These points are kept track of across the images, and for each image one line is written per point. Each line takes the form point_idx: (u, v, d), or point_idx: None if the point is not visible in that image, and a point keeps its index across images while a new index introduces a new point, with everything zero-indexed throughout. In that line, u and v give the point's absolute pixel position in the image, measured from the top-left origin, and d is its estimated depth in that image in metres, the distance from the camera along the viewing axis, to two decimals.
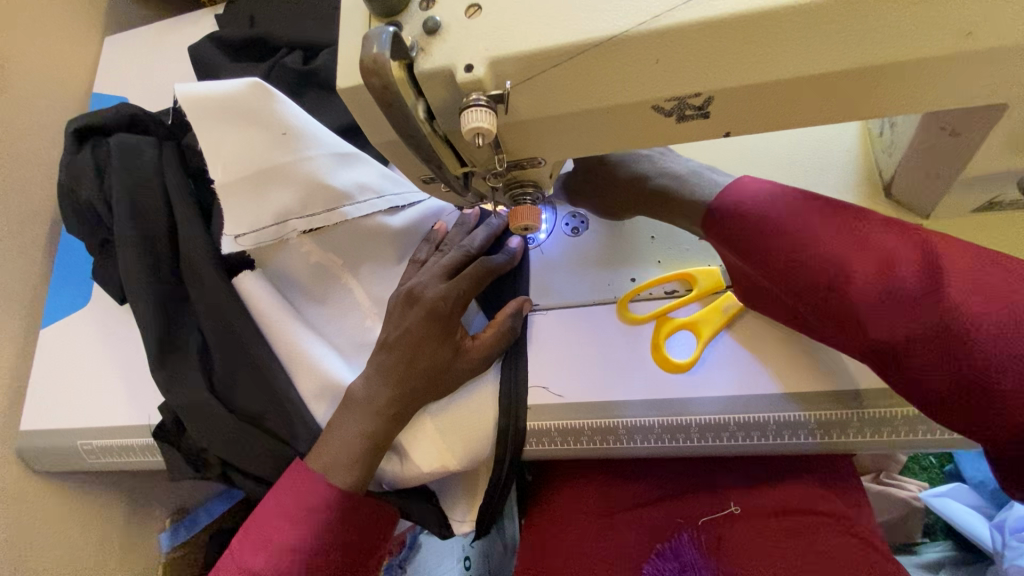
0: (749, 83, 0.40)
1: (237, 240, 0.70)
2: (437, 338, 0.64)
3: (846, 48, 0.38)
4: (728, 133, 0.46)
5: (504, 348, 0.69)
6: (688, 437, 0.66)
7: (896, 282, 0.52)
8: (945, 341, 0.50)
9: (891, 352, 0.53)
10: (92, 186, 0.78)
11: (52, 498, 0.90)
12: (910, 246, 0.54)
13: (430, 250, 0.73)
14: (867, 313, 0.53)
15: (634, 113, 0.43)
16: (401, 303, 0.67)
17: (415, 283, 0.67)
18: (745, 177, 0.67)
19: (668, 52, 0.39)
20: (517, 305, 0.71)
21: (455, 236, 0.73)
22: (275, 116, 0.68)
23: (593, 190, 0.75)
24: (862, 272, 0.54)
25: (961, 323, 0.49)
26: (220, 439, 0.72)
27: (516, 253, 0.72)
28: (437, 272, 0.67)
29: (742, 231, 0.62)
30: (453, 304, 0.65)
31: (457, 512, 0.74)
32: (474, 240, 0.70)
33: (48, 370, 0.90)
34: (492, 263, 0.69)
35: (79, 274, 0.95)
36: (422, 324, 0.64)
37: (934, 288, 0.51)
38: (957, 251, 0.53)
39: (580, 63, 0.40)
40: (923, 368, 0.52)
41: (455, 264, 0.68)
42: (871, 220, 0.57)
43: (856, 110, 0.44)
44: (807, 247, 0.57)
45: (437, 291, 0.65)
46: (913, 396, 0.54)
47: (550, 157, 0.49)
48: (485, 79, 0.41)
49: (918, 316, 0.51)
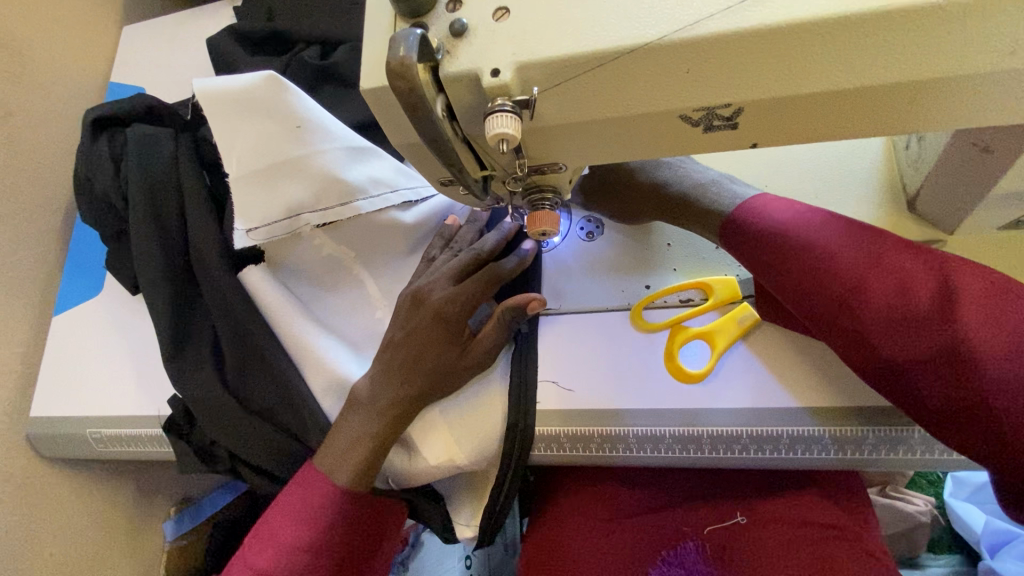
0: (782, 95, 0.39)
1: (249, 234, 0.68)
2: (442, 341, 0.65)
3: (884, 62, 0.37)
4: (755, 144, 0.46)
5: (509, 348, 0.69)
6: (699, 448, 0.65)
7: (911, 302, 0.51)
8: (960, 366, 0.49)
9: (896, 370, 0.52)
10: (107, 177, 0.78)
11: (60, 484, 0.90)
12: (926, 267, 0.53)
13: (442, 249, 0.73)
14: (880, 331, 0.52)
15: (662, 122, 0.43)
16: (408, 304, 0.67)
17: (423, 284, 0.67)
18: (768, 196, 0.66)
19: (701, 62, 0.38)
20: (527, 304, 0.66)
21: (469, 236, 0.73)
22: (290, 109, 0.68)
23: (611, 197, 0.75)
24: (877, 289, 0.53)
25: (971, 348, 0.48)
26: (228, 432, 0.72)
27: (528, 255, 0.69)
28: (445, 275, 0.67)
29: (755, 242, 0.62)
30: (459, 308, 0.65)
31: (462, 516, 0.74)
32: (484, 244, 0.68)
33: (60, 357, 0.90)
34: (502, 268, 0.68)
35: (92, 263, 0.95)
36: (426, 325, 0.65)
37: (950, 310, 0.50)
38: (975, 275, 0.52)
39: (610, 70, 0.39)
40: (936, 394, 0.50)
41: (464, 268, 0.67)
42: (886, 237, 0.56)
43: (889, 123, 0.43)
44: (821, 261, 0.56)
45: (444, 295, 0.65)
46: (916, 414, 0.53)
47: (571, 163, 0.49)
48: (511, 84, 0.40)
49: (926, 336, 0.50)
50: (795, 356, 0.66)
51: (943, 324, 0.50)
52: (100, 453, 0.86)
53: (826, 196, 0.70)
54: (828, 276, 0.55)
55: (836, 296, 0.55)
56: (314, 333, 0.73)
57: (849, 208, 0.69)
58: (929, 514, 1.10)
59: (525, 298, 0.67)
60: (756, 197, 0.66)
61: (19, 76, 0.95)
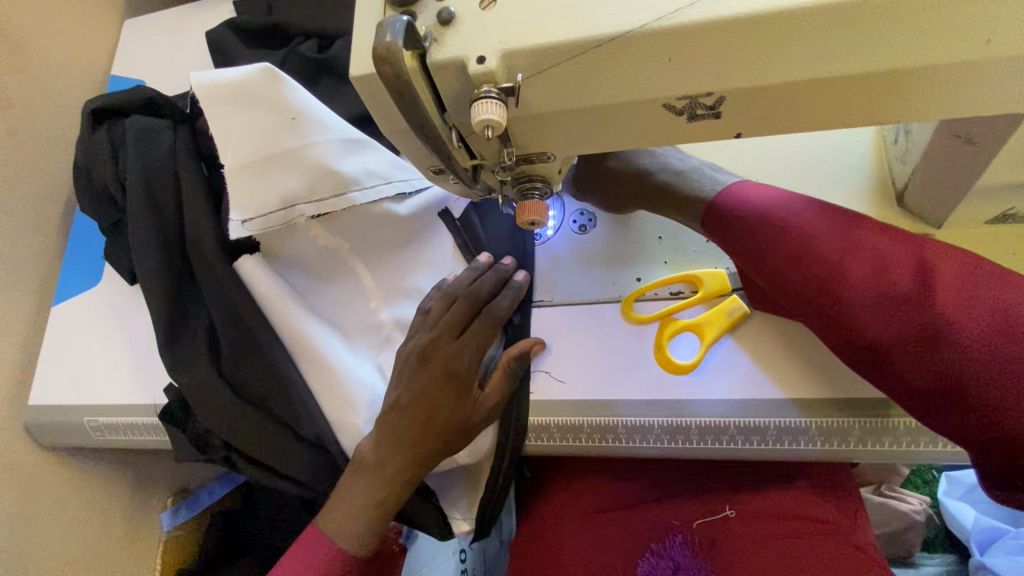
0: (764, 84, 0.40)
1: (245, 225, 0.69)
2: (454, 397, 0.64)
3: (862, 52, 0.38)
4: (739, 135, 0.46)
5: (513, 390, 0.68)
6: (687, 438, 0.66)
7: (891, 287, 0.52)
8: (941, 348, 0.49)
9: (878, 354, 0.52)
10: (106, 167, 0.78)
11: (58, 472, 0.91)
12: (906, 251, 0.53)
13: (438, 297, 0.71)
14: (861, 316, 0.52)
15: (646, 110, 0.43)
16: (413, 363, 0.66)
17: (425, 342, 0.66)
18: (747, 182, 0.66)
19: (683, 51, 0.39)
20: (525, 347, 0.69)
21: (462, 281, 0.71)
22: (283, 99, 0.68)
23: (597, 189, 0.74)
24: (857, 275, 0.53)
25: (951, 329, 0.49)
26: (222, 420, 0.73)
27: (523, 286, 0.70)
28: (447, 329, 0.66)
29: (739, 230, 0.62)
30: (468, 362, 0.65)
31: (459, 509, 0.75)
32: (480, 289, 0.68)
33: (58, 347, 0.91)
34: (499, 309, 0.69)
35: (91, 253, 0.96)
36: (436, 384, 0.64)
37: (929, 293, 0.50)
38: (953, 258, 0.52)
39: (593, 58, 0.40)
40: (918, 376, 0.51)
41: (464, 320, 0.67)
42: (867, 223, 0.57)
43: (869, 113, 0.43)
44: (803, 247, 0.57)
45: (449, 351, 0.65)
46: (899, 397, 0.53)
47: (559, 152, 0.49)
48: (497, 71, 0.41)
49: (908, 318, 0.51)
50: (784, 348, 0.67)
51: (923, 307, 0.50)
52: (96, 441, 0.87)
53: (817, 191, 0.71)
54: (811, 263, 0.56)
55: (818, 283, 0.55)
56: (309, 322, 0.74)
57: (839, 203, 0.70)
58: (923, 513, 1.10)
59: (524, 342, 0.69)
60: (735, 184, 0.67)
61: (21, 67, 0.96)
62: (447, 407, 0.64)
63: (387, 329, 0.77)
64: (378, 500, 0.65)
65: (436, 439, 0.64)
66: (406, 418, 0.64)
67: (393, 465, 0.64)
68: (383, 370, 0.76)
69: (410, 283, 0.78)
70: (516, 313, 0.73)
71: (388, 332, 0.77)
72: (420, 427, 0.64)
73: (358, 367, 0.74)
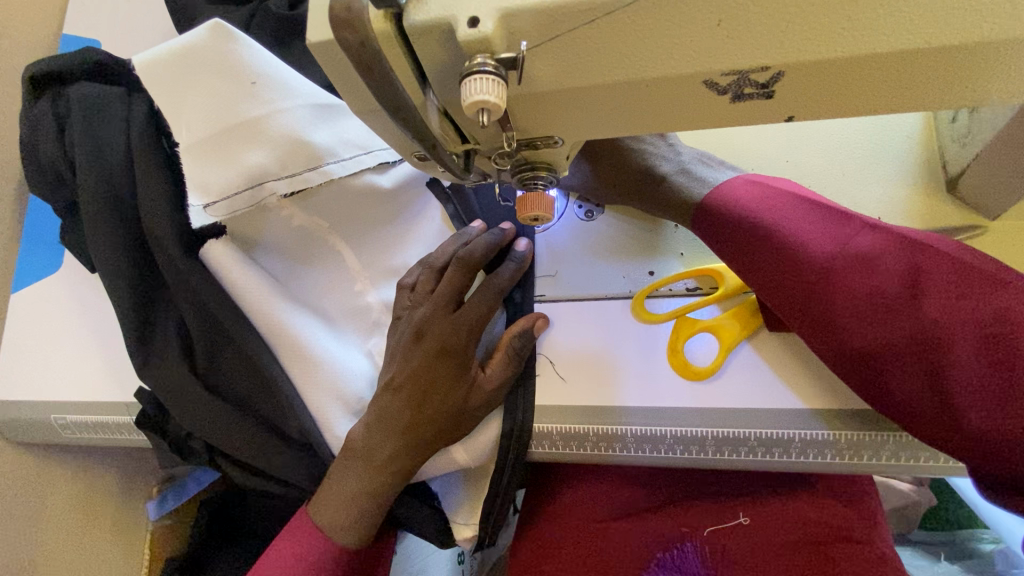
0: (832, 57, 0.32)
1: (208, 209, 0.61)
2: (450, 385, 0.58)
3: (965, 19, 0.30)
4: (790, 118, 0.39)
5: (517, 372, 0.62)
6: (701, 450, 0.60)
7: (877, 290, 0.50)
8: (928, 353, 0.47)
9: (865, 358, 0.50)
10: (52, 145, 0.68)
11: (26, 470, 0.85)
12: (897, 250, 0.51)
13: (421, 271, 0.64)
14: (848, 323, 0.51)
15: (681, 88, 0.35)
16: (402, 359, 0.59)
17: (416, 329, 0.59)
18: (738, 180, 0.62)
19: (737, 12, 0.31)
20: (528, 323, 0.63)
21: (449, 248, 0.64)
22: (241, 62, 0.61)
23: (598, 177, 0.69)
24: (846, 279, 0.51)
25: (941, 334, 0.47)
26: (202, 422, 0.67)
27: (527, 258, 0.63)
28: (443, 300, 0.59)
29: (725, 230, 0.60)
30: (467, 336, 0.58)
31: (460, 514, 0.69)
32: (475, 252, 0.59)
33: (20, 339, 0.84)
34: (499, 280, 0.61)
35: (49, 237, 0.88)
36: (429, 379, 0.58)
37: (919, 297, 0.48)
38: (946, 255, 0.49)
39: (617, 23, 0.32)
40: (905, 381, 0.48)
41: (457, 290, 0.59)
42: (857, 220, 0.54)
43: (951, 91, 0.36)
44: (789, 246, 0.55)
45: (446, 335, 0.58)
46: (884, 406, 0.51)
47: (569, 136, 0.42)
48: (494, 38, 0.32)
49: (896, 321, 0.48)
50: (805, 353, 0.61)
51: (912, 310, 0.48)
52: (67, 439, 0.81)
53: (853, 173, 0.64)
54: (797, 262, 0.54)
55: (808, 286, 0.53)
56: (289, 313, 0.66)
57: (875, 188, 0.64)
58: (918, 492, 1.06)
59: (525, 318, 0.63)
60: (724, 182, 0.63)
61: None
62: (438, 411, 0.58)
63: (375, 313, 0.70)
64: (364, 513, 0.60)
65: (425, 447, 0.59)
66: (393, 428, 0.58)
67: (382, 476, 0.59)
68: (374, 357, 0.70)
69: (398, 262, 0.71)
70: (516, 290, 0.68)
71: (376, 316, 0.70)
72: (410, 435, 0.58)
73: (345, 358, 0.68)
